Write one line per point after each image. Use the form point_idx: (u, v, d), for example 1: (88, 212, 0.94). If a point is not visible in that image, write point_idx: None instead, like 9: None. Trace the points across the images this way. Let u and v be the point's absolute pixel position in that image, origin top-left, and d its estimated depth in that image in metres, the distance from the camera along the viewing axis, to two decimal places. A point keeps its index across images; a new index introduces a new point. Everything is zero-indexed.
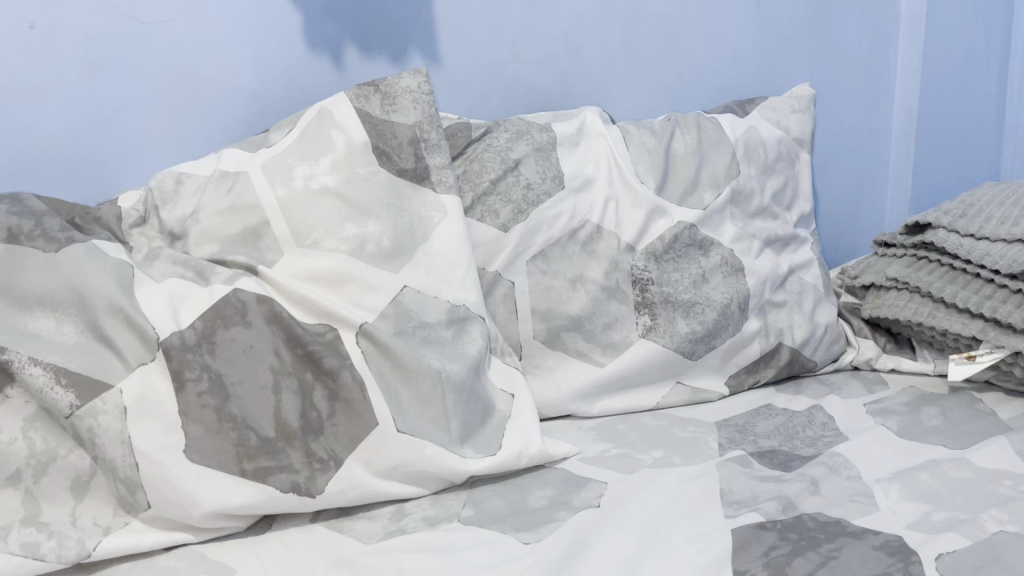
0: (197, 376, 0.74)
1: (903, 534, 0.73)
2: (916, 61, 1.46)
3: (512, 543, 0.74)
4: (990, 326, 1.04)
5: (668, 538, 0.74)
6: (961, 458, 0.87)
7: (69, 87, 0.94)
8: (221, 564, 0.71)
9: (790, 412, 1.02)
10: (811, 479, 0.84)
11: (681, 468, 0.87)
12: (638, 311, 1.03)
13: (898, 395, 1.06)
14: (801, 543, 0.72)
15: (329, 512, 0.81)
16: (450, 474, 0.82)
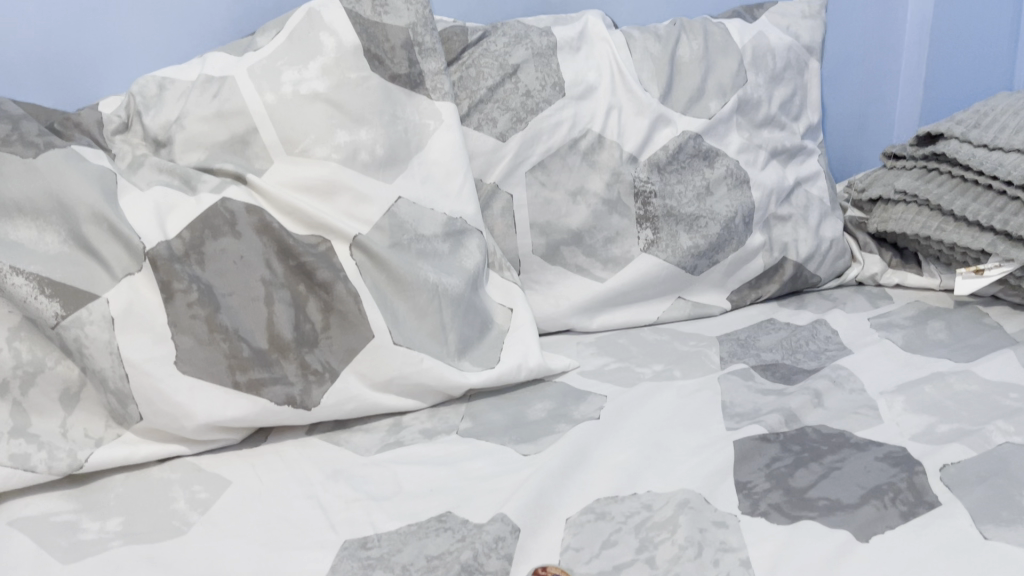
0: (186, 287, 0.71)
1: (907, 446, 0.72)
2: None
3: (511, 455, 0.73)
4: (1000, 239, 1.01)
5: (669, 450, 0.73)
6: (967, 371, 0.86)
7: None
8: (216, 476, 0.70)
9: (793, 326, 1.01)
10: (815, 392, 0.82)
11: (682, 381, 0.86)
12: (641, 224, 1.00)
13: (902, 310, 1.05)
14: (804, 455, 0.71)
15: (325, 425, 0.79)
16: (449, 388, 0.81)
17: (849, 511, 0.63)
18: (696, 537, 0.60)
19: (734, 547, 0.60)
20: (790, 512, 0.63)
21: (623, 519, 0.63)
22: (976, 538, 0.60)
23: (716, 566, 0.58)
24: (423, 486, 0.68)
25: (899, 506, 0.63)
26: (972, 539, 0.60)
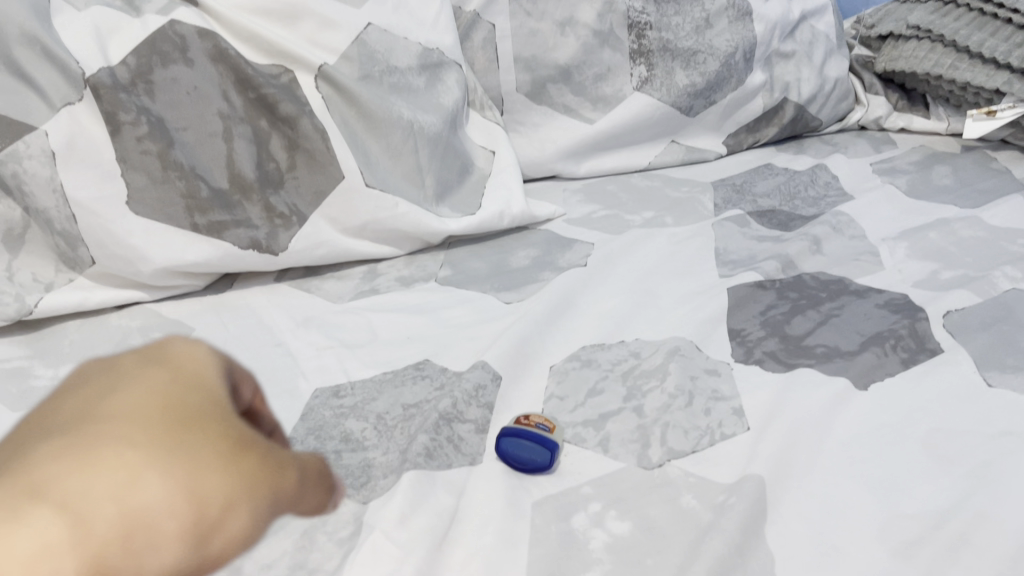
0: (135, 120, 0.64)
1: (909, 293, 0.69)
2: None
3: (492, 304, 0.69)
4: (1016, 78, 0.94)
5: (660, 298, 0.69)
6: (973, 217, 0.82)
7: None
8: (178, 323, 0.66)
9: (792, 172, 0.95)
10: (813, 238, 0.78)
11: (673, 227, 0.81)
12: (634, 60, 0.93)
13: (907, 155, 0.99)
14: (802, 303, 0.67)
15: (295, 272, 0.75)
16: (427, 235, 0.76)
17: (847, 358, 0.60)
18: (688, 385, 0.57)
19: (727, 395, 0.56)
20: (786, 359, 0.60)
21: (609, 367, 0.60)
22: (980, 385, 0.57)
23: (708, 414, 0.55)
24: (399, 335, 0.65)
25: (900, 353, 0.60)
26: (975, 387, 0.57)
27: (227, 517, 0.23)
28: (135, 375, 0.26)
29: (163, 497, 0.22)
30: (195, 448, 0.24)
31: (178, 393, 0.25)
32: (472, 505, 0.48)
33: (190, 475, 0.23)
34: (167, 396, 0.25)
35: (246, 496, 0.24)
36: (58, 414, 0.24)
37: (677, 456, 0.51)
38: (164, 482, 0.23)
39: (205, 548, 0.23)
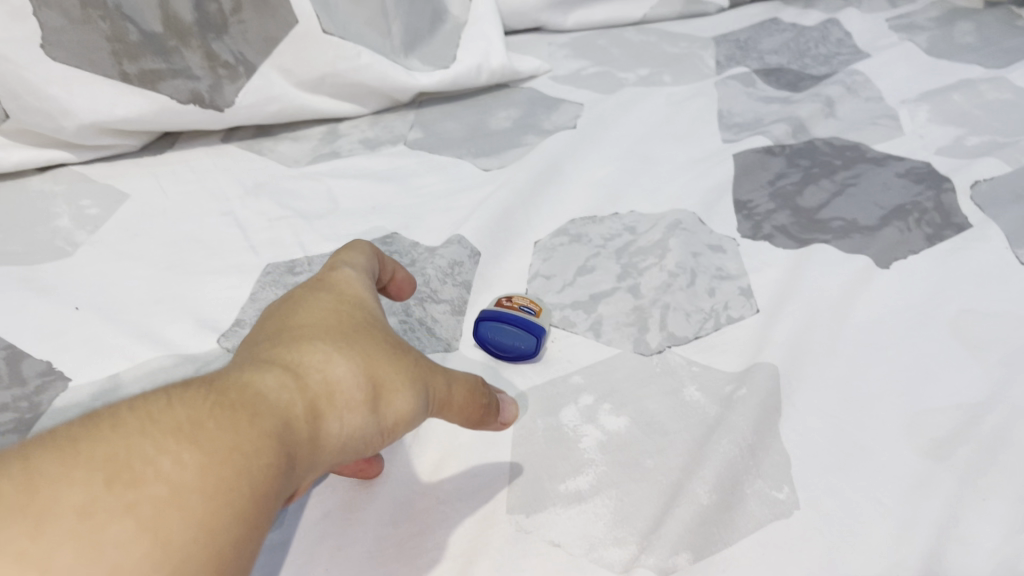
0: None
1: (931, 161, 0.62)
2: None
3: (469, 171, 0.61)
4: None
5: (656, 165, 0.61)
6: (1000, 77, 0.74)
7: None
8: (110, 188, 0.58)
9: (801, 28, 0.86)
10: (825, 101, 0.70)
11: (671, 86, 0.73)
12: None
13: (926, 9, 0.90)
14: (814, 171, 0.60)
15: (246, 132, 0.66)
16: (393, 90, 0.67)
17: (867, 233, 0.53)
18: (690, 263, 0.51)
19: (733, 274, 0.50)
20: (799, 234, 0.53)
21: (601, 242, 0.53)
22: (1013, 264, 0.50)
23: (712, 295, 0.48)
24: (363, 205, 0.57)
25: (924, 228, 0.54)
26: (1007, 265, 0.50)
27: (394, 393, 0.31)
28: (317, 289, 0.35)
29: (357, 370, 0.31)
30: (370, 340, 0.32)
31: (350, 305, 0.34)
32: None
33: (366, 358, 0.31)
34: (342, 307, 0.34)
35: (405, 376, 0.32)
36: (261, 324, 0.33)
37: (678, 342, 0.45)
38: (354, 360, 0.31)
39: (382, 412, 0.31)
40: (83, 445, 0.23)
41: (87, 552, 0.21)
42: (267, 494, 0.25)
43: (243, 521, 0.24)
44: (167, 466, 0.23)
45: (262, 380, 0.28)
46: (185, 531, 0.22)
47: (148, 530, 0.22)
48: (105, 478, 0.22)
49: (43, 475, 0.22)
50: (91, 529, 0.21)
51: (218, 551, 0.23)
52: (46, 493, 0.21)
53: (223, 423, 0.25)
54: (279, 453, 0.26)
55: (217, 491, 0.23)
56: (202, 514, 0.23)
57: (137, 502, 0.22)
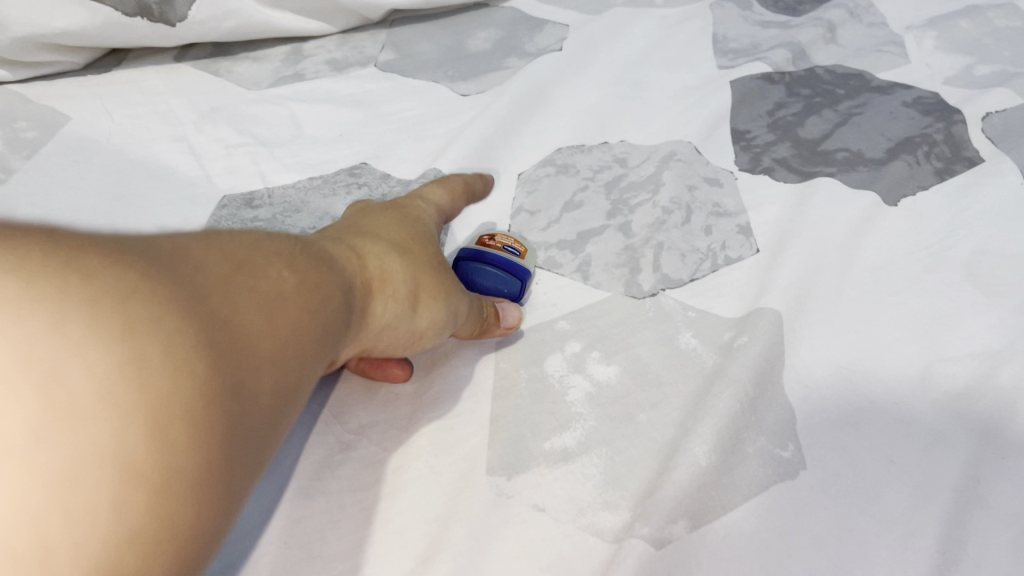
0: None
1: (940, 91, 0.58)
2: None
3: (445, 96, 0.56)
4: None
5: (648, 92, 0.57)
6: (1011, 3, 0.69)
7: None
8: (48, 109, 0.52)
9: None
10: (827, 25, 0.66)
11: (663, 7, 0.68)
12: None
13: None
14: (816, 101, 0.56)
15: (202, 49, 0.60)
16: (363, 8, 0.61)
17: (873, 168, 0.49)
18: (685, 198, 0.47)
19: (731, 211, 0.46)
20: (801, 168, 0.50)
21: (590, 175, 0.49)
22: None
23: (709, 234, 0.45)
24: (330, 132, 0.52)
25: (934, 162, 0.50)
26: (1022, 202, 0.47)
27: (432, 299, 0.35)
28: (388, 208, 0.40)
29: (407, 271, 0.35)
30: (422, 250, 0.36)
31: (411, 223, 0.38)
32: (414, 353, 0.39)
33: (418, 266, 0.35)
34: (403, 223, 0.38)
35: (442, 286, 0.36)
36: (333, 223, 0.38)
37: (673, 285, 0.42)
38: (404, 263, 0.35)
39: (418, 315, 0.35)
40: (220, 240, 0.28)
41: (224, 309, 0.25)
42: (334, 326, 0.30)
43: (317, 339, 0.29)
44: (276, 276, 0.28)
45: (335, 251, 0.33)
46: (281, 325, 0.27)
47: (261, 314, 0.27)
48: (235, 267, 0.27)
49: (194, 249, 0.27)
50: (225, 296, 0.26)
51: (297, 355, 0.28)
52: (197, 257, 0.26)
53: (310, 265, 0.30)
54: (343, 302, 0.31)
55: (306, 307, 0.29)
56: (293, 321, 0.28)
57: (256, 290, 0.27)
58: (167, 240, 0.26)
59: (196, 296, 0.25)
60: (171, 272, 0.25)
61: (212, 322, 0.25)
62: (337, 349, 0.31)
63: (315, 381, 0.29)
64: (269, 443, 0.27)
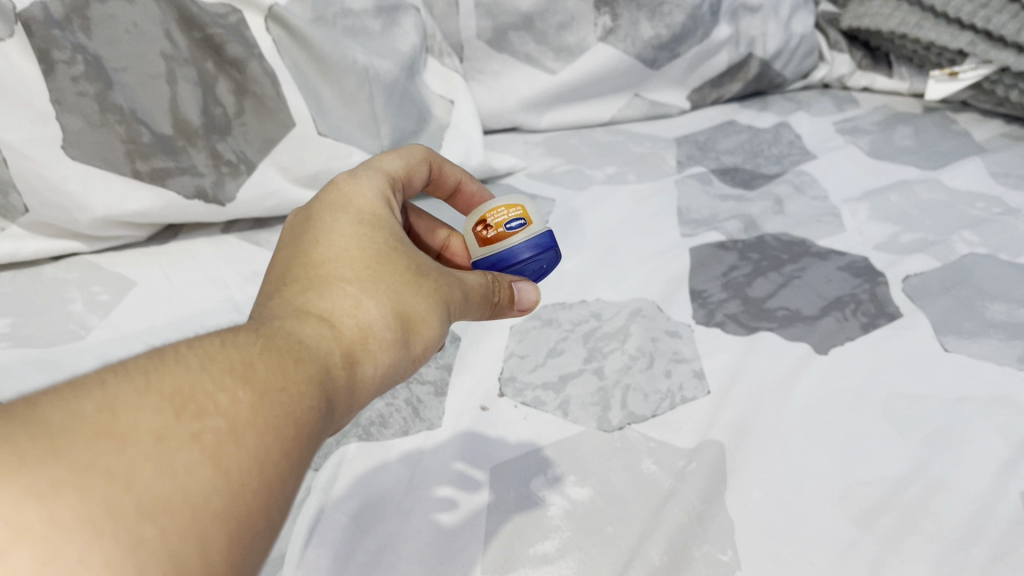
0: (70, 58, 0.59)
1: (869, 256, 0.68)
2: None
3: None
4: (980, 38, 0.94)
5: (621, 256, 0.67)
6: (933, 178, 0.81)
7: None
8: (117, 275, 0.63)
9: (755, 130, 0.94)
10: (776, 198, 0.77)
11: (635, 184, 0.80)
12: (598, 9, 0.90)
13: (870, 113, 0.99)
14: (764, 264, 0.67)
15: (244, 224, 0.72)
16: None
17: (808, 322, 0.59)
18: (649, 347, 0.56)
19: (688, 357, 0.56)
20: (748, 322, 0.59)
21: (570, 326, 0.59)
22: (937, 350, 0.56)
23: (668, 376, 0.54)
24: None
25: (860, 318, 0.60)
26: (930, 351, 0.56)
27: (421, 323, 0.38)
28: (340, 214, 0.41)
29: (384, 314, 0.36)
30: (399, 270, 0.39)
31: (373, 238, 0.40)
32: (440, 486, 0.46)
33: (394, 301, 0.37)
34: (366, 242, 0.40)
35: (430, 306, 0.39)
36: (291, 269, 0.39)
37: (637, 419, 0.50)
38: (381, 303, 0.37)
39: (411, 343, 0.38)
40: (154, 376, 0.26)
41: (163, 473, 0.24)
42: (308, 429, 0.29)
43: (287, 453, 0.28)
44: (224, 405, 0.27)
45: (306, 331, 0.33)
46: (240, 458, 0.26)
47: (211, 461, 0.25)
48: (172, 409, 0.25)
49: (121, 402, 0.25)
50: (163, 453, 0.24)
51: (267, 478, 0.27)
52: (124, 416, 0.24)
53: (269, 370, 0.29)
54: (316, 399, 0.30)
55: (267, 428, 0.27)
56: (254, 448, 0.27)
57: (201, 432, 0.25)
58: (89, 401, 0.25)
59: (122, 479, 0.23)
60: (84, 456, 0.23)
61: (145, 500, 0.23)
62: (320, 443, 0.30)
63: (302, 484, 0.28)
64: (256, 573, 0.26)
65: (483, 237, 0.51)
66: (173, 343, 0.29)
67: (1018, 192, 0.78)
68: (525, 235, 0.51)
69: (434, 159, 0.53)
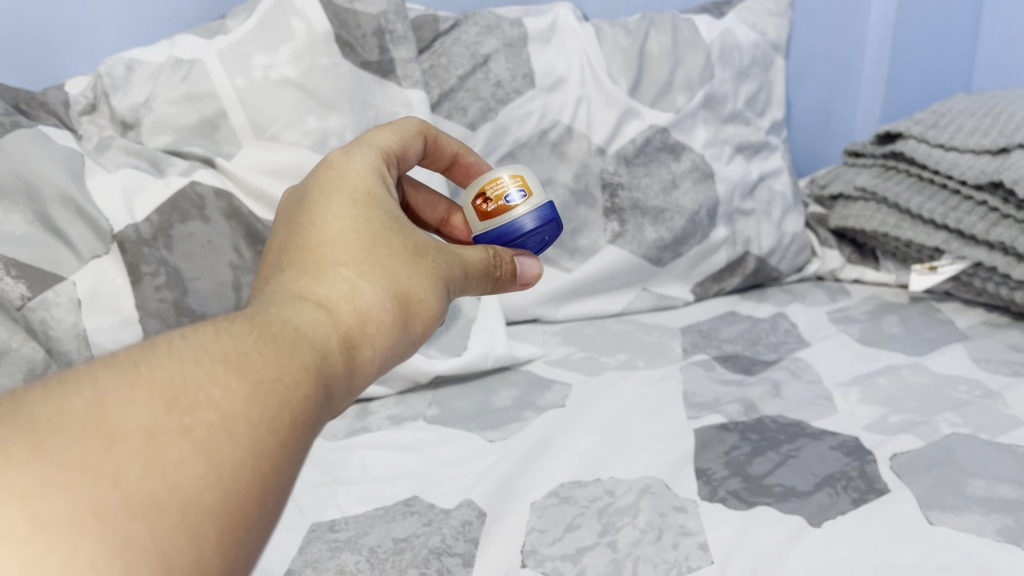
0: (154, 271, 0.73)
1: (860, 435, 0.74)
2: None
3: (476, 441, 0.74)
4: (953, 237, 1.05)
5: (631, 437, 0.74)
6: (919, 364, 0.89)
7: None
8: None
9: (754, 319, 1.03)
10: (773, 382, 0.85)
11: (644, 370, 0.88)
12: (607, 217, 1.02)
13: (860, 303, 1.08)
14: (762, 443, 0.73)
15: None
16: (415, 375, 0.82)
17: (803, 497, 0.65)
18: (657, 521, 0.62)
19: (693, 530, 0.61)
20: (747, 498, 0.65)
21: (586, 503, 0.65)
22: (922, 523, 0.62)
23: (676, 548, 0.59)
24: (390, 472, 0.70)
25: (851, 492, 0.65)
26: (916, 524, 0.61)
27: (417, 306, 0.44)
28: (338, 198, 0.47)
29: (378, 299, 0.42)
30: (392, 255, 0.45)
31: (370, 224, 0.46)
32: None
33: (387, 288, 0.43)
34: (364, 227, 0.45)
35: (426, 287, 0.46)
36: (293, 252, 0.44)
37: None
38: (375, 289, 0.42)
39: (410, 326, 0.44)
40: (145, 370, 0.29)
41: (152, 469, 0.27)
42: (302, 415, 0.33)
43: (279, 440, 0.31)
44: (215, 397, 0.30)
45: (307, 317, 0.37)
46: (229, 451, 0.29)
47: (200, 454, 0.28)
48: (164, 402, 0.29)
49: (112, 398, 0.28)
50: (153, 447, 0.27)
51: (259, 465, 0.30)
52: (115, 412, 0.28)
53: (261, 360, 0.33)
54: (312, 382, 0.34)
55: (258, 417, 0.31)
56: (245, 436, 0.30)
57: (191, 425, 0.28)
58: (79, 398, 0.28)
59: (110, 477, 0.26)
60: (73, 455, 0.26)
61: (132, 496, 0.26)
62: (317, 425, 0.34)
63: (298, 464, 0.32)
64: (254, 552, 0.30)
65: (483, 210, 0.63)
66: (167, 335, 0.32)
67: (998, 376, 0.85)
68: (529, 208, 0.61)
69: (427, 130, 0.63)
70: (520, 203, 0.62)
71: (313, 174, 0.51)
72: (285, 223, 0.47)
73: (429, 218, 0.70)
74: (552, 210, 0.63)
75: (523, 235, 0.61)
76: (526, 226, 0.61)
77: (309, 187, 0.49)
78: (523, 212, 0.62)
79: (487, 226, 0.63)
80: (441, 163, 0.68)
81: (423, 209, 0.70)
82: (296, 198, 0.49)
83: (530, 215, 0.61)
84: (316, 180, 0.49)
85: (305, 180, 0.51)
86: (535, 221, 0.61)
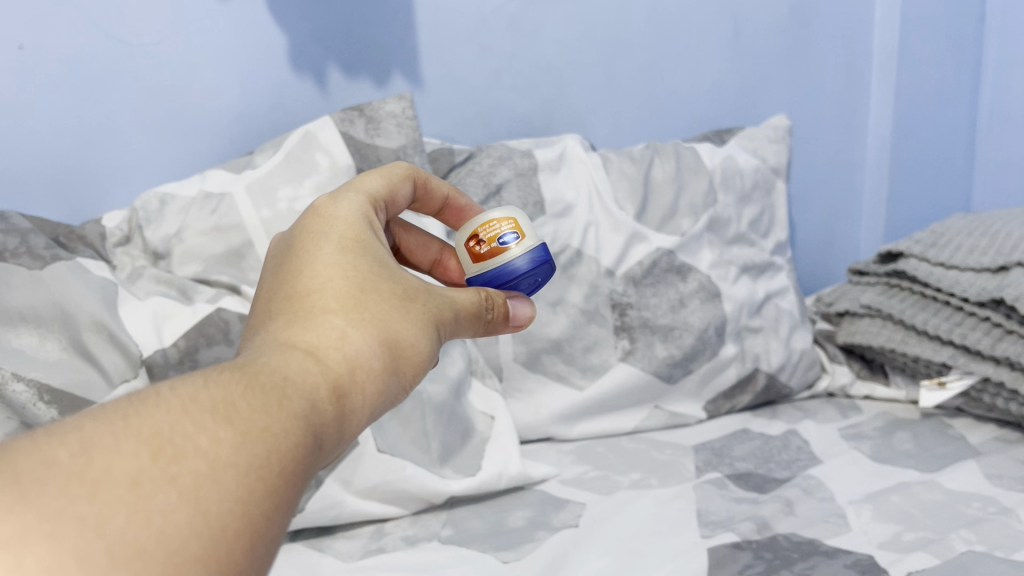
0: None
1: (874, 553, 0.74)
2: (889, 95, 1.56)
3: (490, 562, 0.75)
4: (960, 352, 1.07)
5: (645, 557, 0.74)
6: (932, 480, 0.89)
7: (50, 92, 0.95)
8: None
9: (767, 436, 1.03)
10: (786, 500, 0.85)
11: (658, 490, 0.89)
12: (618, 334, 1.04)
13: (872, 420, 1.08)
14: (775, 562, 0.73)
15: (308, 532, 0.82)
16: (430, 495, 0.84)
17: None
18: None
19: None
20: None
21: None
22: None
23: None
24: None
25: None
26: None
27: (406, 353, 0.47)
28: (327, 247, 0.50)
29: (368, 348, 0.44)
30: (379, 305, 0.47)
31: (360, 273, 0.49)
32: None
33: (374, 337, 0.45)
34: (354, 277, 0.48)
35: (414, 333, 0.48)
36: (284, 300, 0.46)
37: None
38: (363, 339, 0.44)
39: (400, 374, 0.46)
40: (133, 420, 0.30)
41: (139, 518, 0.28)
42: (291, 463, 0.34)
43: (267, 489, 0.32)
44: (204, 446, 0.31)
45: (296, 364, 0.39)
46: (218, 498, 0.30)
47: (188, 502, 0.29)
48: (151, 451, 0.30)
49: (97, 450, 0.29)
50: (140, 496, 0.28)
51: (248, 514, 0.31)
52: (100, 462, 0.28)
53: (251, 409, 0.34)
54: (304, 429, 0.35)
55: (247, 464, 0.32)
56: (235, 485, 0.31)
57: (179, 474, 0.29)
58: (64, 447, 0.29)
59: (93, 526, 0.27)
60: (55, 504, 0.27)
61: (117, 546, 0.27)
62: (307, 474, 0.35)
63: (289, 514, 0.33)
64: None
65: (477, 256, 0.68)
66: (156, 385, 0.33)
67: (1012, 492, 0.85)
68: (522, 250, 0.67)
69: (416, 175, 0.67)
70: (513, 245, 0.68)
71: (302, 226, 0.53)
72: (274, 275, 0.49)
73: (422, 259, 0.75)
74: (543, 251, 0.69)
75: (517, 275, 0.67)
76: (520, 267, 0.67)
77: (298, 239, 0.51)
78: (517, 253, 0.68)
79: (480, 268, 0.69)
80: (434, 206, 0.73)
81: (416, 252, 0.74)
82: (286, 249, 0.51)
83: (524, 256, 0.67)
84: (305, 233, 0.52)
85: (293, 233, 0.53)
86: (528, 262, 0.67)
